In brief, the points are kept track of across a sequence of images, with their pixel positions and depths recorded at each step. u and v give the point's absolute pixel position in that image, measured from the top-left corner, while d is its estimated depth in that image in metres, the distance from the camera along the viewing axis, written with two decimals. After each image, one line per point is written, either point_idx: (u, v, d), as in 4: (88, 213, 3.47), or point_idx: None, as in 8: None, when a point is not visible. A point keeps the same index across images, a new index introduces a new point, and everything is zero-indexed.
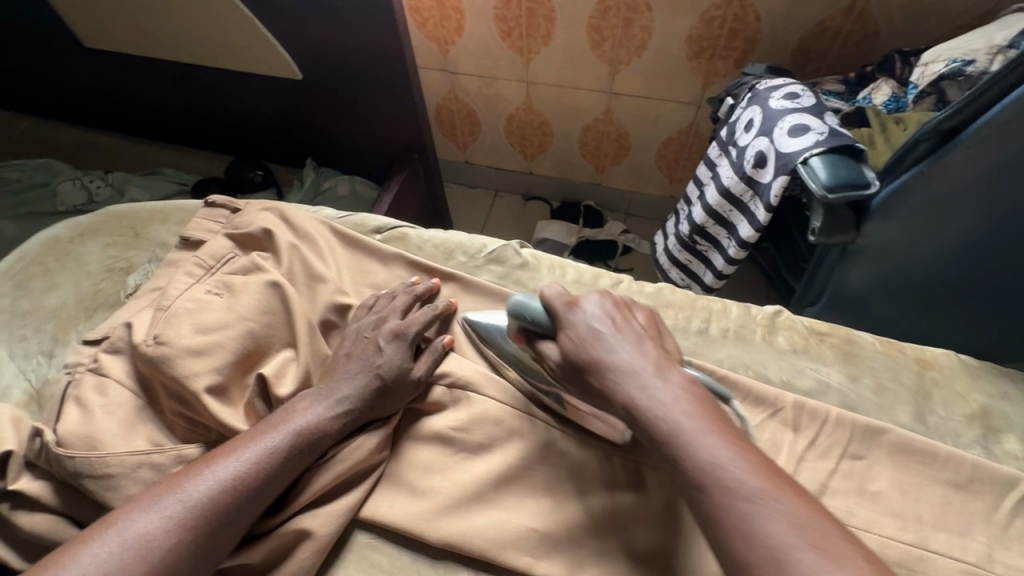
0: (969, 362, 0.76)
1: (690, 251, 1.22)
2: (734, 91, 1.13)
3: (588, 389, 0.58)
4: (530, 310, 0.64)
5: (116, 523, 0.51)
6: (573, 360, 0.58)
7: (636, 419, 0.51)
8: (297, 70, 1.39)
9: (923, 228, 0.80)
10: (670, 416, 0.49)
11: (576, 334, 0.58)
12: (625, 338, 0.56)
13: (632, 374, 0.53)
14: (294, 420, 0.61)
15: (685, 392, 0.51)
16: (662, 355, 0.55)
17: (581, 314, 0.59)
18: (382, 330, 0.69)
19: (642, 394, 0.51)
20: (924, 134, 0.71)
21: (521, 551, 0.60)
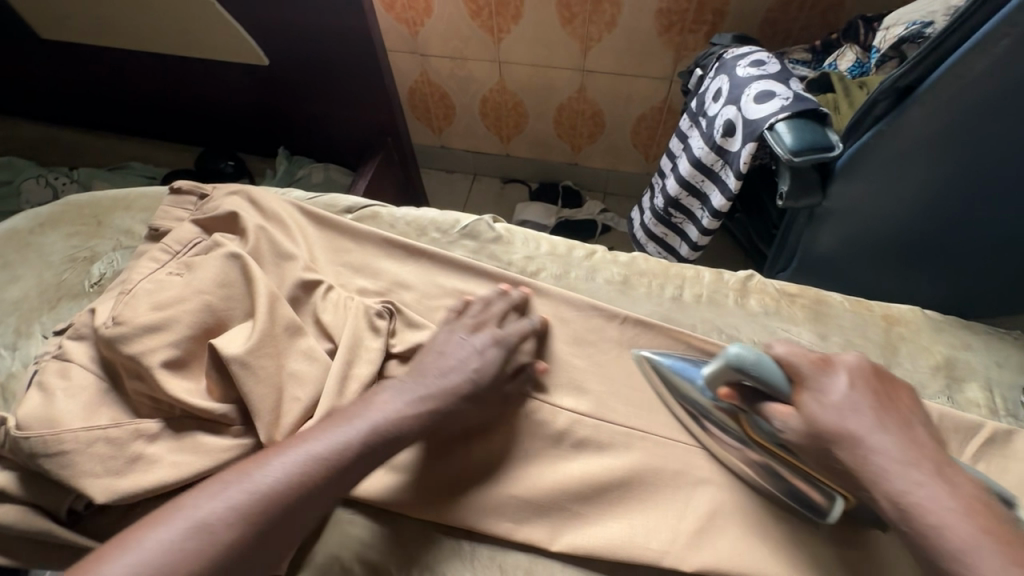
0: (934, 316, 0.78)
1: (666, 224, 1.23)
2: (702, 61, 1.13)
3: (835, 467, 0.53)
4: (754, 365, 0.57)
5: (183, 509, 0.49)
6: (816, 428, 0.53)
7: (904, 519, 0.47)
8: (264, 55, 1.36)
9: (887, 187, 0.81)
10: (956, 529, 0.44)
11: (827, 402, 0.53)
12: (887, 424, 0.51)
13: (903, 465, 0.48)
14: (370, 415, 0.57)
15: (977, 504, 0.45)
16: (937, 451, 0.50)
17: (836, 381, 0.54)
18: (471, 337, 0.66)
19: (911, 489, 0.47)
20: (882, 92, 0.72)
21: (502, 518, 0.61)
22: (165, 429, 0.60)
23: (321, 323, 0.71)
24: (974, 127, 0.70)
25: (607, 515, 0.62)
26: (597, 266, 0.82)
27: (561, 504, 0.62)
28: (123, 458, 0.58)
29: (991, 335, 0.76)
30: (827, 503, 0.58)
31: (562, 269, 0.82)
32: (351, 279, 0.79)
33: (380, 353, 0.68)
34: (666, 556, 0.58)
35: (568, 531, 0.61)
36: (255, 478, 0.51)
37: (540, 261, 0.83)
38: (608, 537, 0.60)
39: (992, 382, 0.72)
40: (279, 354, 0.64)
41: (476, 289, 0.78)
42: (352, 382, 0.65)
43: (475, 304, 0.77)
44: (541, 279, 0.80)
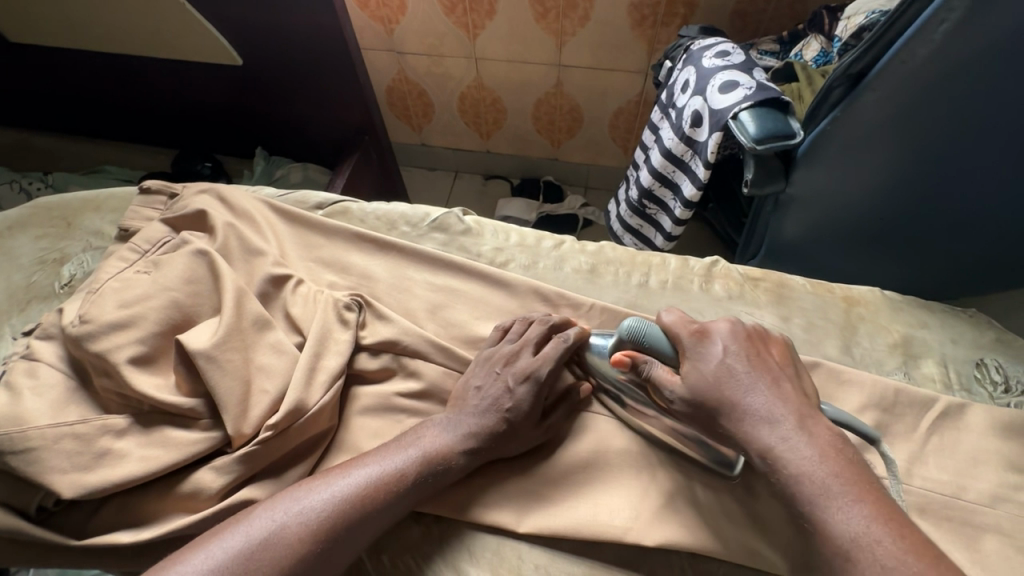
0: (893, 296, 0.80)
1: (640, 216, 1.24)
2: (671, 53, 1.15)
3: (719, 431, 0.54)
4: (643, 335, 0.61)
5: (252, 517, 0.53)
6: (698, 396, 0.54)
7: (771, 471, 0.50)
8: (238, 56, 1.35)
9: (848, 174, 0.83)
10: (813, 476, 0.47)
11: (704, 369, 0.55)
12: (761, 383, 0.53)
13: (769, 423, 0.51)
14: (424, 443, 0.61)
15: (831, 450, 0.49)
16: (804, 404, 0.53)
17: (711, 349, 0.56)
18: (512, 369, 0.65)
19: (776, 443, 0.50)
20: (836, 79, 0.75)
21: (471, 504, 0.63)
22: (135, 424, 0.61)
23: (291, 317, 0.72)
24: (924, 113, 0.72)
25: (572, 495, 0.63)
26: (566, 256, 0.84)
27: (528, 487, 0.64)
28: (91, 453, 0.58)
29: (946, 313, 0.78)
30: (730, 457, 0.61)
31: (531, 260, 0.83)
32: (322, 274, 0.80)
33: (349, 345, 0.69)
34: (629, 533, 0.60)
35: (533, 512, 0.62)
36: (318, 494, 0.55)
37: (509, 252, 0.84)
38: (572, 515, 0.61)
39: (947, 357, 0.74)
40: (247, 349, 0.65)
41: (445, 282, 0.79)
42: (321, 374, 0.66)
43: (445, 295, 0.78)
44: (510, 270, 0.82)
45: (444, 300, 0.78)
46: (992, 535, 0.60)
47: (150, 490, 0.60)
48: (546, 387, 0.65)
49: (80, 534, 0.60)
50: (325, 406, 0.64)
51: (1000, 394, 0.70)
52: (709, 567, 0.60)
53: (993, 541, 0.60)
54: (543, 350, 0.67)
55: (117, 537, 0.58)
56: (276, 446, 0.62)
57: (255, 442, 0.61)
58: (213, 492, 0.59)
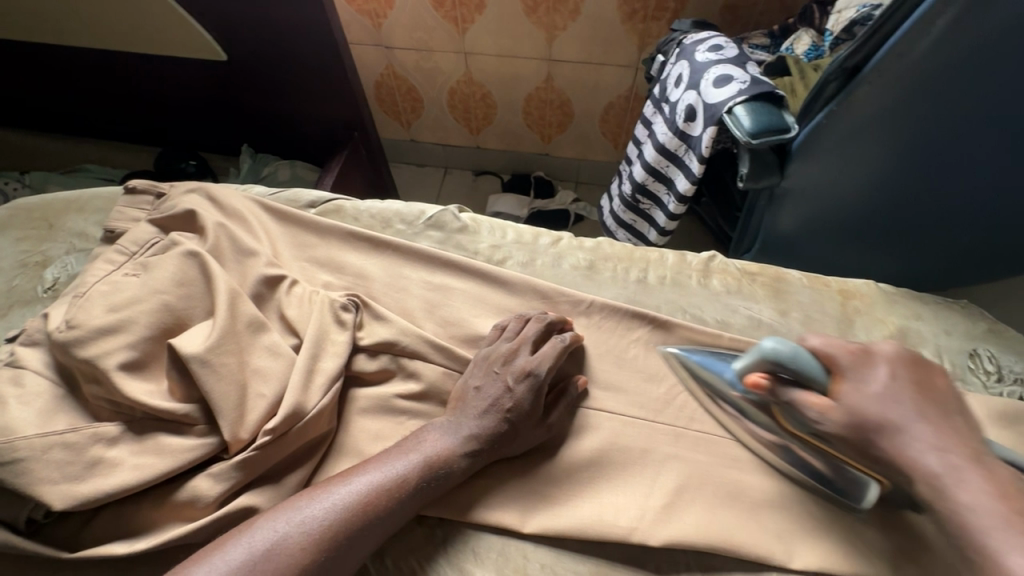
0: (888, 288, 0.81)
1: (634, 211, 1.24)
2: (663, 47, 1.15)
3: (872, 455, 0.53)
4: (792, 358, 0.56)
5: (252, 527, 0.52)
6: (854, 420, 0.53)
7: (939, 501, 0.48)
8: (223, 51, 1.32)
9: (843, 168, 0.84)
10: (984, 509, 0.45)
11: (867, 392, 0.54)
12: (928, 415, 0.52)
13: (939, 451, 0.49)
14: (425, 447, 0.60)
15: (1007, 485, 0.46)
16: (972, 435, 0.51)
17: (876, 372, 0.55)
18: (511, 368, 0.65)
19: (943, 470, 0.48)
20: (831, 73, 0.75)
21: (475, 505, 0.62)
22: (128, 432, 0.59)
23: (286, 318, 0.70)
24: (918, 107, 0.73)
25: (576, 495, 0.63)
26: (563, 253, 0.83)
27: (532, 488, 0.63)
28: (82, 463, 0.56)
29: (939, 304, 0.79)
30: (865, 487, 0.60)
31: (529, 257, 0.82)
32: (316, 274, 0.79)
33: (346, 346, 0.68)
34: (635, 532, 0.60)
35: (537, 512, 0.62)
36: (319, 502, 0.54)
37: (506, 249, 0.83)
38: (577, 516, 0.61)
39: (941, 348, 0.75)
40: (242, 351, 0.64)
41: (443, 280, 0.78)
42: (318, 376, 0.65)
43: (442, 294, 0.77)
44: (507, 268, 0.81)
45: (442, 299, 0.76)
46: None
47: (144, 499, 0.59)
48: (544, 384, 0.64)
49: (72, 545, 0.58)
50: (323, 409, 0.63)
51: (993, 383, 0.72)
52: (715, 562, 0.60)
53: None
54: (541, 350, 0.67)
55: (110, 549, 0.56)
56: (274, 451, 0.61)
57: (252, 448, 0.59)
58: (211, 499, 0.58)
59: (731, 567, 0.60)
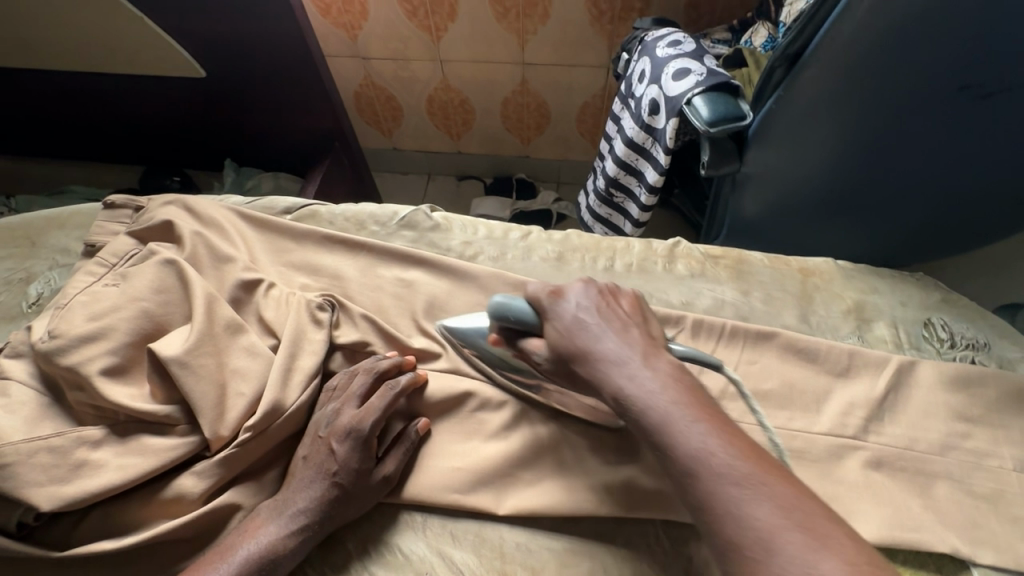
0: (846, 265, 0.83)
1: (609, 205, 1.27)
2: (628, 45, 1.18)
3: (579, 381, 0.59)
4: (511, 312, 0.64)
5: (228, 549, 0.56)
6: (560, 354, 0.59)
7: (624, 408, 0.53)
8: (200, 68, 1.35)
9: (798, 151, 0.87)
10: (659, 404, 0.50)
11: (562, 326, 0.59)
12: (611, 332, 0.57)
13: (620, 363, 0.54)
14: (289, 506, 0.59)
15: (671, 379, 0.52)
16: (648, 342, 0.56)
17: (566, 305, 0.60)
18: (335, 428, 0.63)
19: (627, 383, 0.53)
20: (776, 60, 0.78)
21: (449, 490, 0.64)
22: (111, 434, 0.62)
23: (263, 321, 0.72)
24: (858, 88, 0.76)
25: (549, 476, 0.65)
26: (533, 246, 0.86)
27: (505, 470, 0.66)
28: (68, 465, 0.59)
29: (895, 278, 0.82)
30: (615, 412, 0.66)
31: (500, 251, 0.85)
32: (294, 277, 0.81)
33: (323, 344, 0.71)
34: (603, 506, 0.62)
35: (512, 494, 0.64)
36: (282, 518, 0.58)
37: (478, 245, 0.86)
38: (548, 494, 0.63)
39: (897, 319, 0.78)
40: (220, 353, 0.66)
41: (417, 278, 0.81)
42: (296, 373, 0.67)
43: (416, 292, 0.79)
44: (479, 263, 0.84)
45: (416, 296, 0.79)
46: (943, 481, 0.65)
47: (130, 499, 0.61)
48: (372, 436, 0.63)
49: (63, 545, 0.60)
50: (302, 405, 0.66)
51: (947, 349, 0.75)
52: (684, 533, 0.63)
53: (945, 487, 0.64)
54: (370, 400, 0.66)
55: (99, 546, 0.58)
56: (255, 447, 0.63)
57: (233, 444, 0.62)
58: (195, 496, 0.60)
59: (698, 536, 0.62)
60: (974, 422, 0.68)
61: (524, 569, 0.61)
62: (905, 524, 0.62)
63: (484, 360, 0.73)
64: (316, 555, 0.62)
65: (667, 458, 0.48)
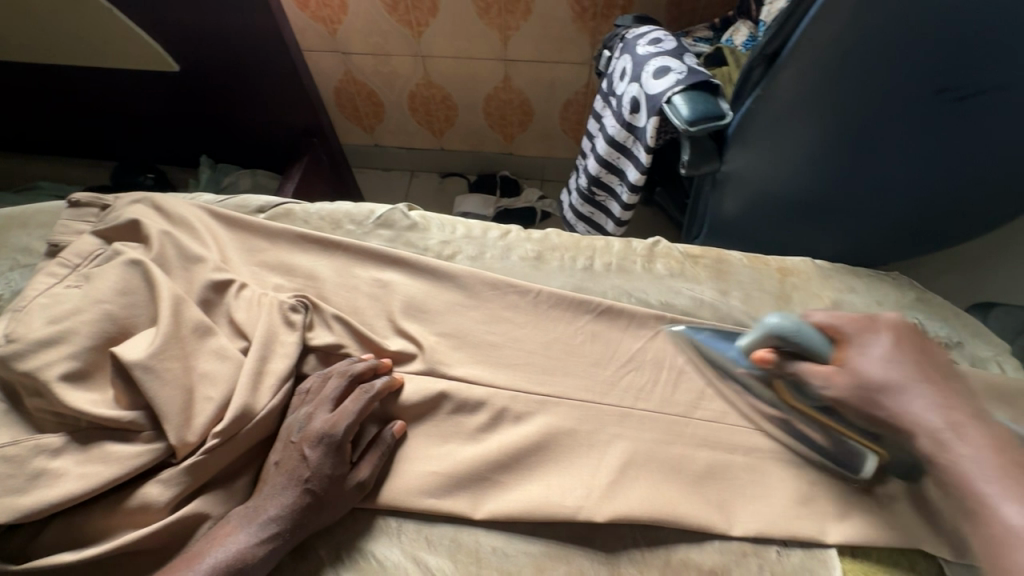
0: (824, 265, 0.84)
1: (590, 203, 1.27)
2: (609, 43, 1.17)
3: (875, 418, 0.56)
4: (796, 334, 0.60)
5: (195, 558, 0.55)
6: (862, 388, 0.57)
7: (935, 457, 0.51)
8: (173, 61, 1.31)
9: (776, 150, 0.87)
10: (985, 462, 0.48)
11: (869, 358, 0.57)
12: (927, 378, 0.54)
13: (935, 407, 0.52)
14: (260, 513, 0.58)
15: (1002, 440, 0.49)
16: (962, 392, 0.54)
17: (875, 340, 0.58)
18: (307, 433, 0.62)
19: (944, 428, 0.51)
20: (755, 60, 0.78)
21: (424, 495, 0.63)
22: (72, 442, 0.59)
23: (234, 323, 0.71)
24: (836, 89, 0.76)
25: (526, 479, 0.65)
26: (512, 245, 0.85)
27: (482, 474, 0.65)
28: (25, 474, 0.57)
29: (872, 277, 0.83)
30: (860, 455, 0.64)
31: (478, 251, 0.84)
32: (267, 278, 0.79)
33: (295, 347, 0.69)
34: (581, 511, 0.62)
35: (489, 498, 0.64)
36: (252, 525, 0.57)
37: (456, 244, 0.85)
38: (526, 498, 0.63)
39: None
40: (187, 356, 0.64)
41: (393, 278, 0.79)
42: (267, 377, 0.66)
43: (392, 292, 0.78)
44: (456, 262, 0.82)
45: (392, 296, 0.78)
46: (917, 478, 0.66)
47: (92, 508, 0.59)
48: (345, 441, 0.61)
49: (21, 558, 0.58)
50: (273, 409, 0.64)
51: None
52: (662, 535, 0.62)
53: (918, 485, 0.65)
54: (343, 404, 0.64)
55: (59, 558, 0.56)
56: (224, 454, 0.62)
57: (201, 451, 0.60)
58: (161, 505, 0.58)
59: (676, 538, 0.62)
60: None
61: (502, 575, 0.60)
62: (879, 521, 0.62)
63: (461, 362, 0.72)
64: (287, 563, 0.61)
65: (978, 520, 0.46)
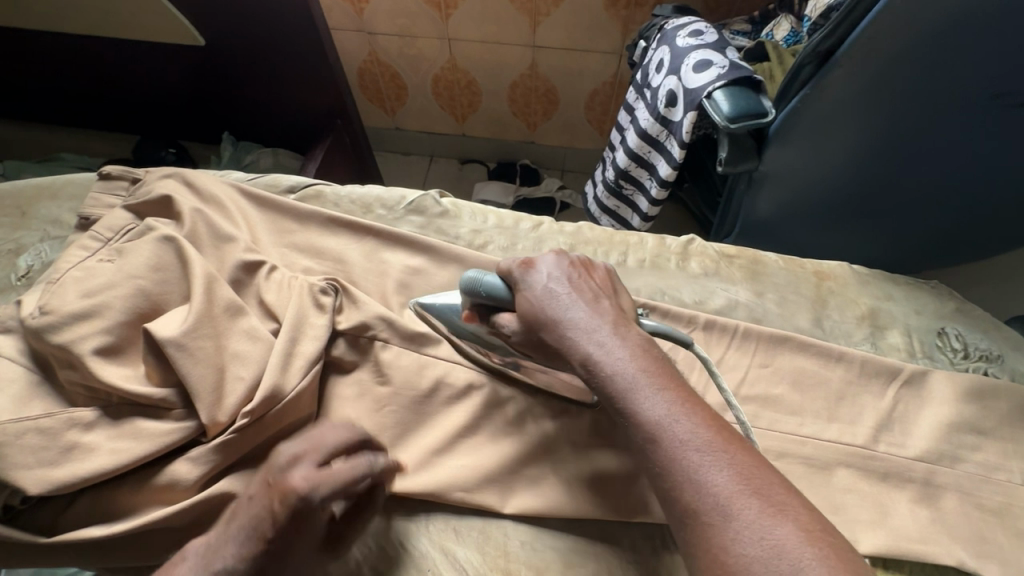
0: (861, 270, 0.82)
1: (617, 197, 1.25)
2: (646, 33, 1.14)
3: (546, 350, 0.58)
4: (484, 287, 0.64)
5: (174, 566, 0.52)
6: (528, 322, 0.59)
7: (590, 374, 0.52)
8: (200, 36, 1.30)
9: (816, 152, 0.85)
10: (626, 370, 0.50)
11: (533, 295, 0.59)
12: (580, 300, 0.56)
13: (589, 330, 0.54)
14: (231, 520, 0.52)
15: (639, 348, 0.52)
16: (618, 314, 0.56)
17: (537, 273, 0.60)
18: (284, 481, 0.52)
19: (595, 350, 0.52)
20: (805, 57, 0.75)
21: (454, 487, 0.62)
22: (104, 417, 0.59)
23: (262, 305, 0.70)
24: (885, 89, 0.73)
25: (551, 474, 0.64)
26: (544, 238, 0.83)
27: (510, 468, 0.64)
28: (58, 447, 0.57)
29: (909, 285, 0.81)
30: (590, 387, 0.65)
31: (510, 241, 0.83)
32: (297, 260, 0.78)
33: (326, 330, 0.68)
34: (609, 509, 0.61)
35: (517, 493, 0.63)
36: (221, 532, 0.52)
37: (487, 234, 0.83)
38: (554, 495, 0.62)
39: (911, 327, 0.77)
40: (219, 336, 0.64)
41: (425, 266, 0.78)
42: (297, 360, 0.65)
43: (424, 280, 0.77)
44: (488, 252, 0.81)
45: (423, 285, 0.77)
46: (952, 493, 0.64)
47: (123, 483, 0.59)
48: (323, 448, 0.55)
49: (50, 530, 0.58)
50: (303, 391, 0.64)
51: (960, 360, 0.74)
52: None
53: (953, 499, 0.64)
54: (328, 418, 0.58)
55: (89, 532, 0.56)
56: (253, 434, 0.61)
57: (231, 430, 0.59)
58: (190, 483, 0.58)
59: None
60: (985, 434, 0.67)
61: (529, 568, 0.60)
62: (913, 534, 0.61)
63: None
64: None
65: (630, 425, 0.48)
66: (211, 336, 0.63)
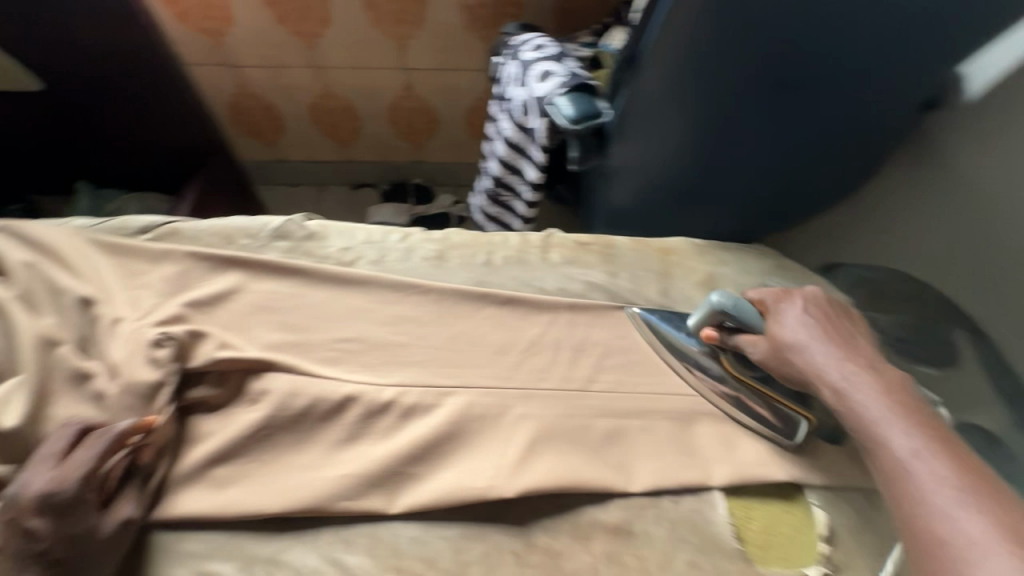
0: (699, 242, 0.93)
1: (496, 204, 1.31)
2: (498, 50, 1.23)
3: (792, 373, 0.68)
4: (733, 308, 0.72)
5: None
6: (779, 351, 0.69)
7: (795, 360, 0.67)
8: (38, 80, 1.21)
9: (653, 146, 0.95)
10: (807, 347, 0.66)
11: (785, 323, 0.70)
12: (812, 315, 0.69)
13: (803, 326, 0.68)
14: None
15: (825, 321, 0.69)
16: (826, 319, 0.69)
17: (788, 310, 0.71)
18: (29, 501, 0.54)
19: (797, 333, 0.68)
20: (621, 61, 0.87)
21: (338, 498, 0.63)
22: None
23: (110, 355, 0.67)
24: (691, 86, 0.83)
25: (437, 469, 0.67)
26: (413, 247, 0.87)
27: (395, 469, 0.66)
28: None
29: (739, 251, 0.93)
30: (797, 427, 0.73)
31: (380, 254, 0.85)
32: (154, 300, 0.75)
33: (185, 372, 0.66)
34: (492, 489, 0.65)
35: (405, 493, 0.65)
36: None
37: (357, 250, 0.85)
38: (441, 488, 0.65)
39: (741, 285, 0.89)
40: None
41: (294, 289, 0.79)
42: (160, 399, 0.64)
43: (293, 302, 0.78)
44: (358, 268, 0.83)
45: (291, 306, 0.77)
46: None
47: None
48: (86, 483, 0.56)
49: None
50: None
51: None
52: (572, 502, 0.67)
53: None
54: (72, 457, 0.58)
55: None
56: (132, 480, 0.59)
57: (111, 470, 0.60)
58: None
59: (582, 502, 0.67)
60: None
61: (420, 562, 0.62)
62: (752, 460, 0.71)
63: (366, 366, 0.73)
64: None
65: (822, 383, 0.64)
66: (48, 404, 0.64)
